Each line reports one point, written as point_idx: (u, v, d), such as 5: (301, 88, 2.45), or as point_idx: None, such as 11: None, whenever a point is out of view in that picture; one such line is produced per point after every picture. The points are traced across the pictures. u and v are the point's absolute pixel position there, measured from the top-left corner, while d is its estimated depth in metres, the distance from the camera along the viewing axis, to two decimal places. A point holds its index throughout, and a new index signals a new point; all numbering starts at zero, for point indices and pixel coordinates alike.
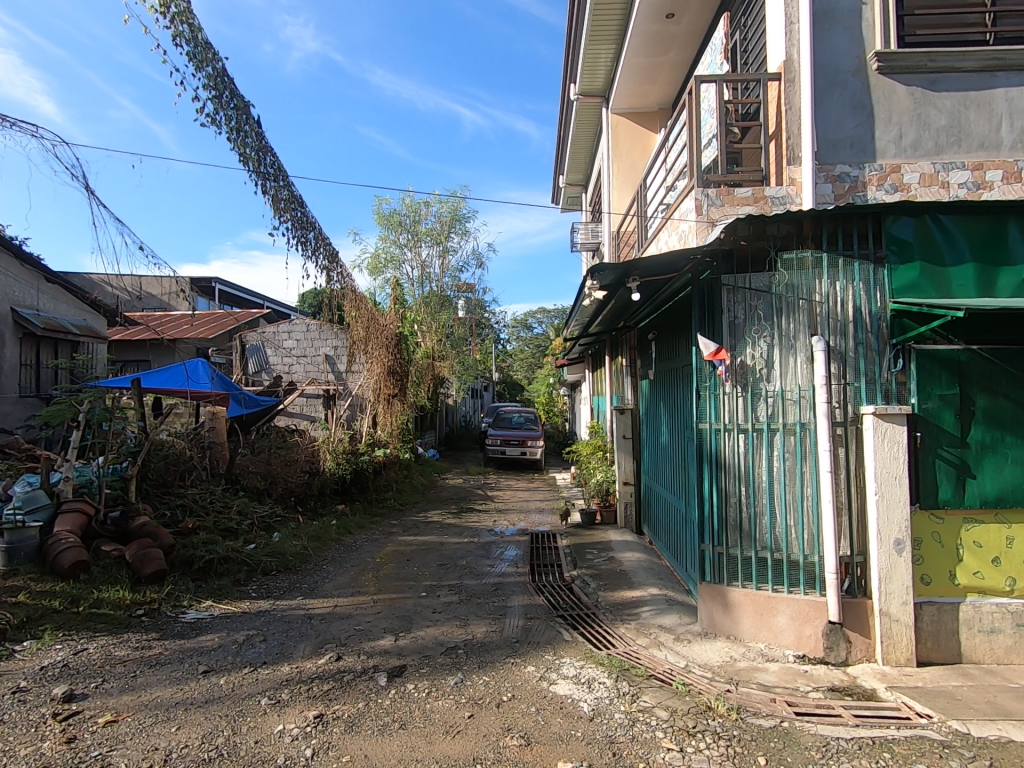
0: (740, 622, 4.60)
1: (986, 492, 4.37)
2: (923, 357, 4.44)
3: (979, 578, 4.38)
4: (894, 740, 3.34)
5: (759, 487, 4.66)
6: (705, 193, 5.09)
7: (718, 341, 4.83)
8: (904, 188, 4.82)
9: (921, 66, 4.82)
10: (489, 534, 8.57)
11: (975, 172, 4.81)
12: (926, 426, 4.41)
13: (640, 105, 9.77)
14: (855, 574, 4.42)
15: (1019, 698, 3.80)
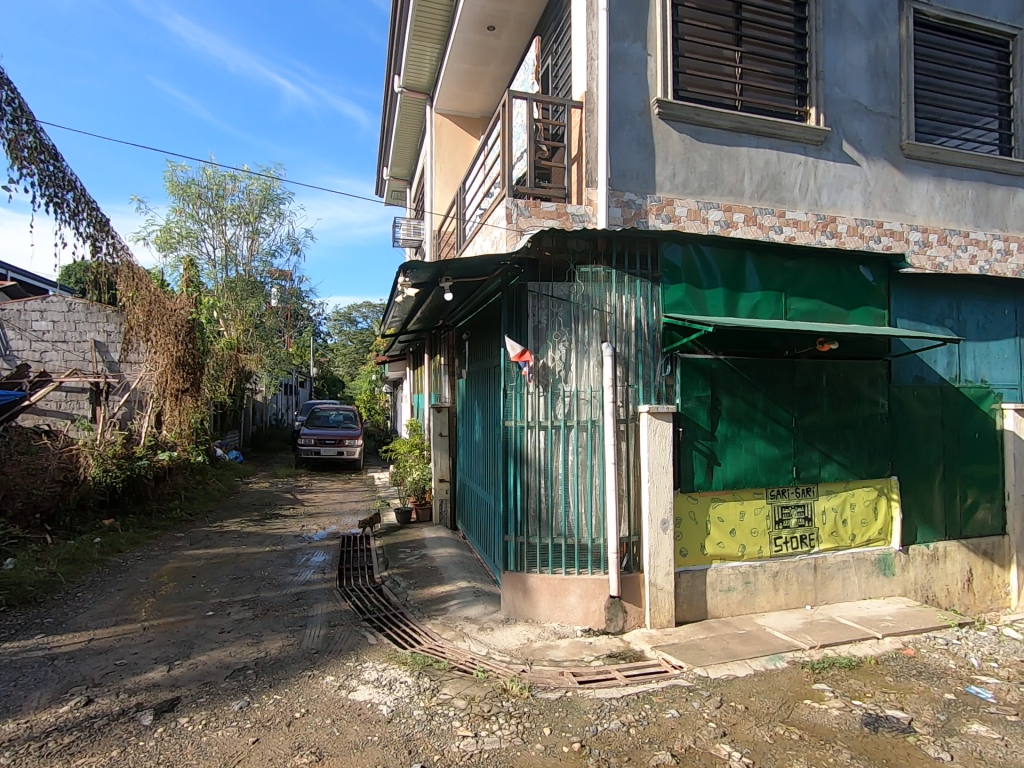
0: (538, 605, 4.96)
1: (727, 476, 5.33)
2: (685, 364, 5.26)
3: (721, 546, 5.32)
4: (653, 692, 3.90)
5: (556, 479, 5.08)
6: (515, 204, 5.38)
7: (524, 344, 5.14)
8: (676, 219, 5.64)
9: (689, 117, 5.69)
10: (295, 540, 7.99)
11: (726, 213, 5.82)
12: (686, 422, 5.22)
13: (463, 109, 9.97)
14: (632, 552, 5.05)
15: (744, 641, 4.72)
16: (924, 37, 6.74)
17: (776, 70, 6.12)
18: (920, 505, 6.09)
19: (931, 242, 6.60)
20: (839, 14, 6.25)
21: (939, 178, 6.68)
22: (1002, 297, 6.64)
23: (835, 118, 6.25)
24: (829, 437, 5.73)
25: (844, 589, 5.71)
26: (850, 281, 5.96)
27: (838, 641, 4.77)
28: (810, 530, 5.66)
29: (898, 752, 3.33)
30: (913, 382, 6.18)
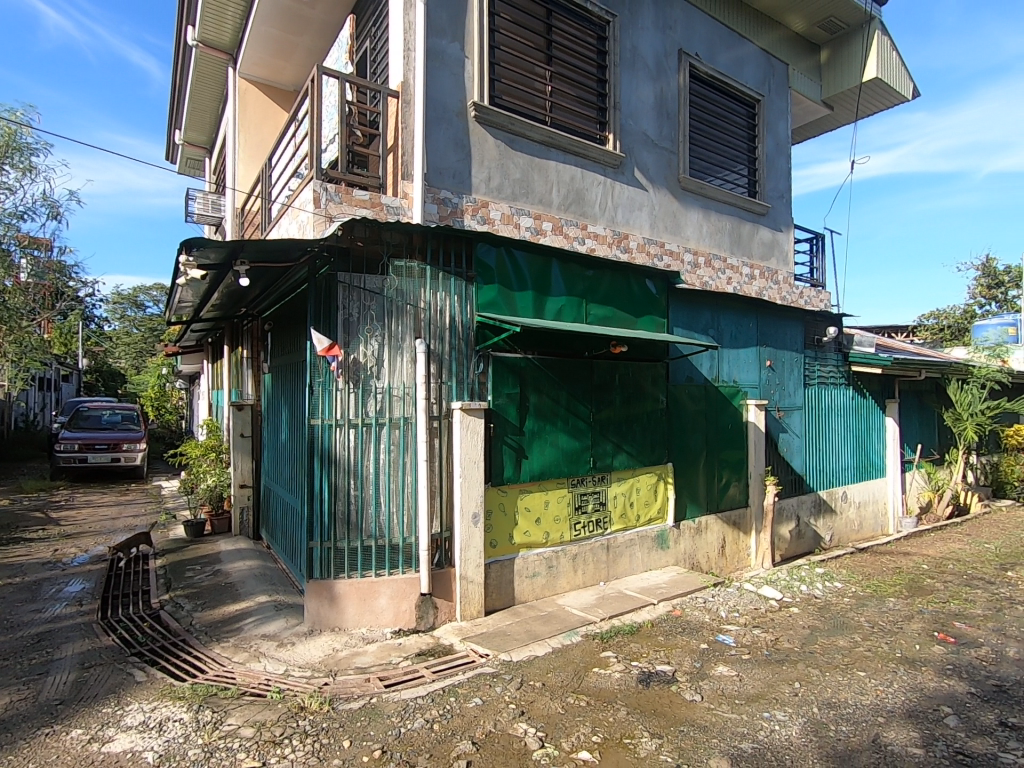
0: (345, 612, 4.72)
1: (533, 468, 5.66)
2: (496, 363, 5.45)
3: (527, 535, 5.64)
4: (459, 684, 3.97)
5: (366, 479, 4.89)
6: (324, 187, 5.02)
7: (332, 338, 4.85)
8: (490, 222, 5.83)
9: (504, 125, 5.91)
10: (42, 569, 6.53)
11: (536, 220, 6.18)
12: (497, 418, 5.42)
13: (273, 79, 9.11)
14: (443, 548, 5.09)
15: (545, 622, 5.07)
16: (696, 88, 7.93)
17: (581, 95, 6.67)
18: (689, 486, 7.17)
19: (700, 264, 7.80)
20: (633, 54, 7.04)
21: (706, 210, 7.92)
22: (748, 313, 8.12)
23: (628, 146, 7.03)
24: (620, 430, 6.43)
25: (631, 564, 6.47)
26: (638, 292, 6.76)
27: (623, 611, 5.38)
28: (604, 514, 6.29)
29: (663, 701, 3.85)
30: (685, 381, 7.24)
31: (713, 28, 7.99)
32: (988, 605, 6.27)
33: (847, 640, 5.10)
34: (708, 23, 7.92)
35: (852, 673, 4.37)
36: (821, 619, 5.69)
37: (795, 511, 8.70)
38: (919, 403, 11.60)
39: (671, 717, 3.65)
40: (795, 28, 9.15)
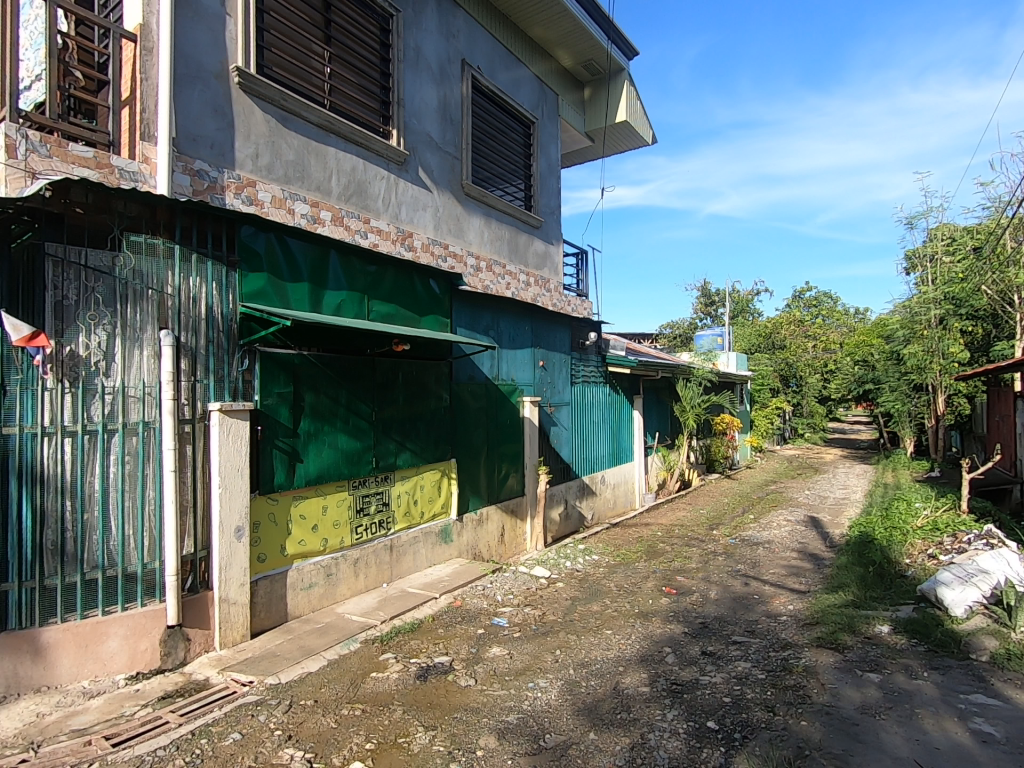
0: (56, 665, 3.78)
1: (309, 472, 5.30)
2: (264, 359, 4.94)
3: (302, 544, 5.25)
4: (214, 723, 3.52)
5: (89, 499, 4.00)
6: (21, 133, 3.86)
7: (36, 325, 3.86)
8: (258, 204, 5.27)
9: (275, 99, 5.41)
10: None
11: (313, 207, 5.77)
12: (266, 420, 4.93)
13: None
14: (197, 570, 4.45)
15: (320, 635, 4.78)
16: (478, 100, 8.31)
17: (362, 84, 6.45)
18: (471, 480, 7.48)
19: (482, 268, 8.20)
20: (416, 54, 7.05)
21: (487, 217, 8.35)
22: (524, 317, 8.80)
23: (412, 145, 7.03)
24: (403, 428, 6.41)
25: (414, 561, 6.50)
26: (422, 291, 6.81)
27: (404, 610, 5.36)
28: (387, 514, 6.20)
29: (439, 693, 3.94)
30: (467, 380, 7.52)
31: (493, 46, 8.46)
32: (699, 560, 7.83)
33: (599, 604, 5.87)
34: (489, 41, 8.35)
35: (601, 633, 5.05)
36: (580, 589, 6.45)
37: (563, 496, 9.74)
38: (657, 398, 13.98)
39: (445, 706, 3.75)
40: (564, 63, 10.21)
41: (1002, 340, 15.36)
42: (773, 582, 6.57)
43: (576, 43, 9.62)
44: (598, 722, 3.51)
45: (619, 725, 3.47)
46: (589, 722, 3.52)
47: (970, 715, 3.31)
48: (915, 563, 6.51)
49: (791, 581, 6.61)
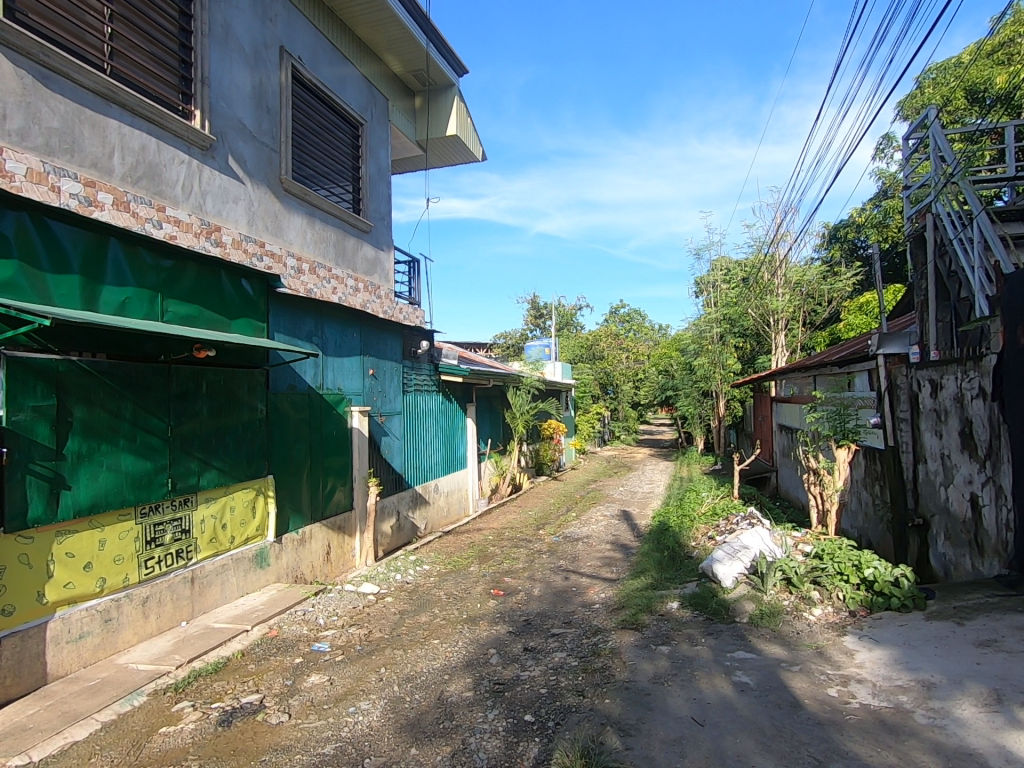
0: None
1: (78, 501, 4.44)
2: (14, 366, 4.03)
3: (69, 588, 4.37)
4: None
5: None
6: None
7: None
8: (5, 175, 4.24)
9: (30, 52, 4.48)
10: None
11: (86, 187, 4.87)
12: (14, 440, 4.01)
13: None
14: None
15: (91, 694, 4.01)
16: (298, 92, 7.83)
17: (156, 53, 5.67)
18: (291, 497, 6.93)
19: (303, 271, 7.68)
20: (225, 30, 6.41)
21: (309, 217, 7.87)
22: (351, 324, 8.45)
23: (220, 129, 6.35)
24: (207, 444, 5.71)
25: (221, 593, 5.81)
26: (230, 291, 6.18)
27: (206, 649, 4.75)
28: (186, 543, 5.46)
29: (244, 736, 3.55)
30: (286, 389, 6.98)
31: (316, 38, 8.04)
32: (526, 560, 8.22)
33: (427, 615, 5.84)
34: (311, 32, 7.93)
35: (429, 644, 5.01)
36: (408, 601, 6.35)
37: (395, 507, 9.53)
38: (489, 405, 14.43)
39: (251, 751, 3.39)
40: (393, 68, 10.12)
41: (763, 354, 18.78)
42: (589, 574, 7.15)
43: (406, 51, 9.60)
44: (420, 737, 3.46)
45: (441, 734, 3.47)
46: (410, 737, 3.46)
47: (733, 670, 3.95)
48: (699, 545, 7.60)
49: (604, 572, 7.27)
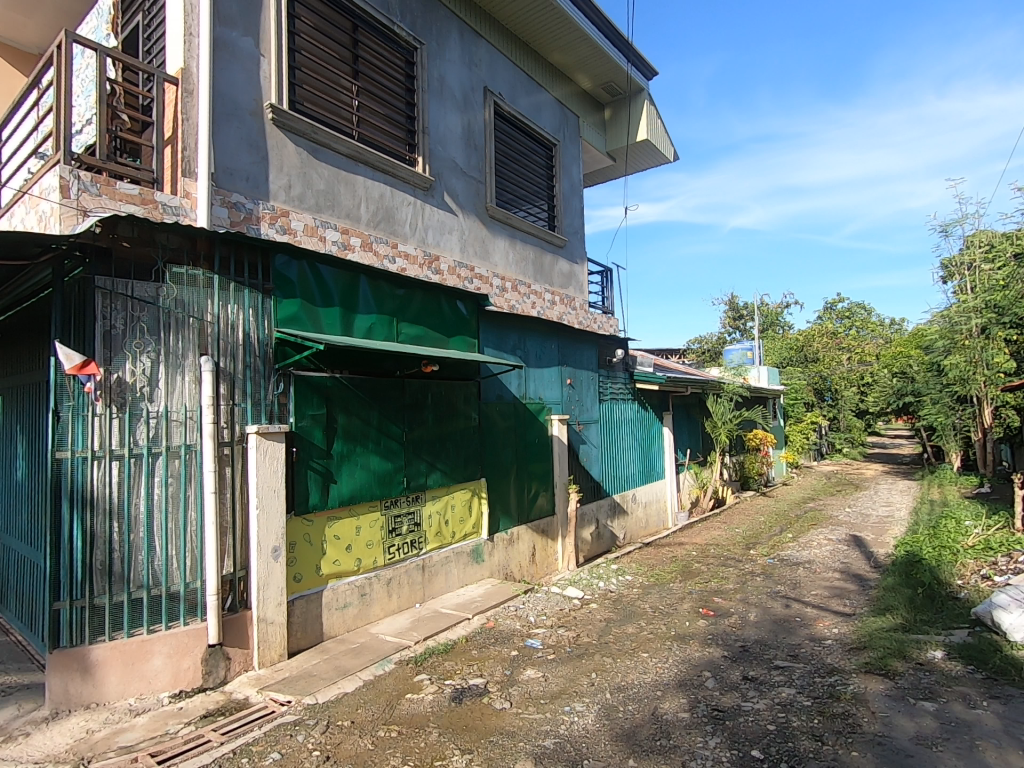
0: (104, 682, 3.94)
1: (342, 493, 5.38)
2: (299, 383, 5.08)
3: (336, 564, 5.32)
4: (254, 742, 3.59)
5: (135, 521, 4.16)
6: (75, 174, 4.15)
7: (87, 353, 4.04)
8: (291, 232, 5.43)
9: (306, 132, 5.60)
10: None
11: (343, 234, 5.93)
12: (300, 442, 5.04)
13: (8, 35, 7.15)
14: (236, 590, 4.54)
15: (355, 655, 4.81)
16: (500, 125, 8.50)
17: (389, 114, 6.67)
18: (501, 499, 7.47)
19: (507, 289, 8.27)
20: (440, 84, 7.27)
21: (511, 239, 8.46)
22: (550, 336, 8.84)
23: (438, 170, 7.21)
24: (433, 448, 6.47)
25: (446, 582, 6.50)
26: (448, 312, 6.94)
27: (437, 630, 5.35)
28: (418, 534, 6.24)
29: (474, 715, 3.91)
30: (495, 399, 7.57)
31: (513, 72, 8.66)
32: (737, 580, 7.62)
33: (634, 626, 5.77)
34: (510, 68, 8.56)
35: (638, 656, 4.95)
36: (614, 610, 6.35)
37: (594, 515, 9.63)
38: (687, 413, 13.77)
39: (481, 729, 3.72)
40: (583, 86, 10.38)
41: None
42: (815, 604, 6.34)
43: (595, 66, 9.79)
44: (637, 750, 3.43)
45: (659, 752, 3.39)
46: (628, 749, 3.45)
47: None
48: (967, 585, 6.21)
49: (835, 604, 6.37)
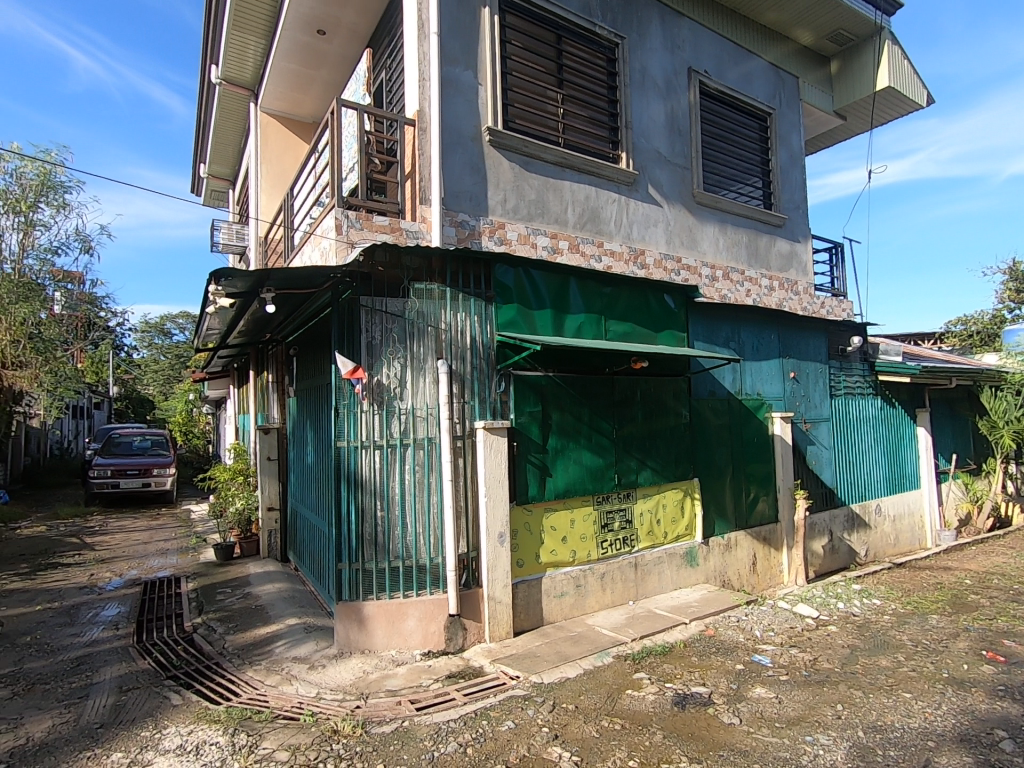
0: (374, 634, 4.75)
1: (558, 486, 5.63)
2: (518, 382, 5.47)
3: (554, 554, 5.59)
4: (491, 707, 3.97)
5: (392, 500, 4.93)
6: (345, 214, 5.08)
7: (356, 360, 4.91)
8: (507, 243, 5.87)
9: (518, 147, 5.99)
10: (80, 593, 6.64)
11: (552, 239, 6.22)
12: (520, 437, 5.42)
13: (292, 112, 9.07)
14: (470, 568, 5.08)
15: (574, 643, 5.00)
16: (706, 104, 8.01)
17: (593, 115, 6.77)
18: (716, 502, 7.05)
19: (718, 277, 7.77)
20: (642, 75, 7.14)
21: (721, 223, 7.93)
22: (768, 325, 8.05)
23: (641, 163, 7.10)
24: (643, 446, 6.39)
25: (660, 582, 6.36)
26: (656, 306, 6.77)
27: (654, 631, 5.27)
28: (630, 532, 6.22)
29: (700, 724, 3.77)
30: (707, 395, 7.17)
31: (720, 45, 8.09)
32: None
33: (888, 659, 4.95)
34: (716, 41, 8.02)
35: (897, 694, 4.23)
36: (860, 638, 5.51)
37: (827, 526, 8.49)
38: (951, 411, 11.30)
39: (709, 741, 3.57)
40: (804, 41, 9.22)
41: None
42: None
43: (818, 16, 8.62)
44: None
45: None
46: None
47: None
48: None
49: None
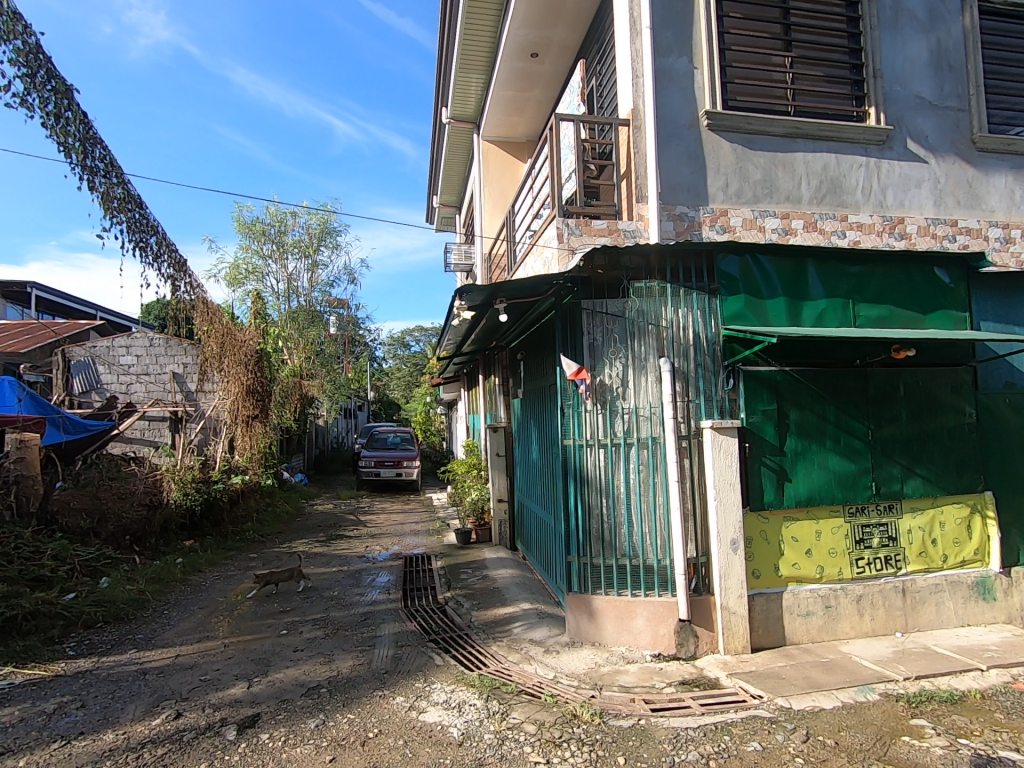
0: (603, 627, 4.88)
1: (799, 493, 5.07)
2: (748, 378, 5.08)
3: (796, 568, 5.05)
4: (733, 723, 3.75)
5: (618, 498, 4.99)
6: (566, 223, 5.35)
7: (579, 362, 5.10)
8: (731, 230, 5.50)
9: (740, 126, 5.57)
10: (361, 561, 8.15)
11: (783, 220, 5.63)
12: (752, 437, 5.02)
13: (509, 135, 9.83)
14: (700, 573, 4.88)
15: (828, 671, 4.44)
16: (989, 25, 6.42)
17: (830, 73, 5.95)
18: (1020, 523, 5.59)
19: (1013, 239, 6.17)
20: (895, 11, 6.04)
21: (1017, 171, 6.26)
22: None
23: (897, 115, 5.99)
24: (910, 450, 5.38)
25: (938, 615, 5.28)
26: (922, 283, 5.65)
27: (935, 673, 4.39)
28: (895, 551, 5.29)
29: None
30: (1002, 388, 5.73)
31: None
32: None
33: None
34: None
35: None
36: None
37: None
38: None
39: None
40: None
41: None
42: None
43: None
44: None
45: None
46: None
47: None
48: None
49: None
